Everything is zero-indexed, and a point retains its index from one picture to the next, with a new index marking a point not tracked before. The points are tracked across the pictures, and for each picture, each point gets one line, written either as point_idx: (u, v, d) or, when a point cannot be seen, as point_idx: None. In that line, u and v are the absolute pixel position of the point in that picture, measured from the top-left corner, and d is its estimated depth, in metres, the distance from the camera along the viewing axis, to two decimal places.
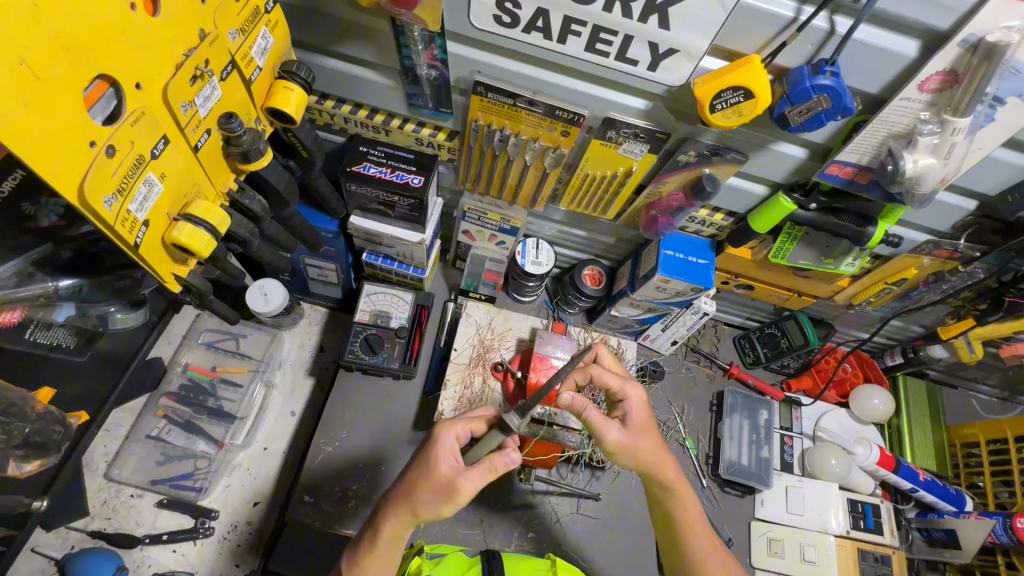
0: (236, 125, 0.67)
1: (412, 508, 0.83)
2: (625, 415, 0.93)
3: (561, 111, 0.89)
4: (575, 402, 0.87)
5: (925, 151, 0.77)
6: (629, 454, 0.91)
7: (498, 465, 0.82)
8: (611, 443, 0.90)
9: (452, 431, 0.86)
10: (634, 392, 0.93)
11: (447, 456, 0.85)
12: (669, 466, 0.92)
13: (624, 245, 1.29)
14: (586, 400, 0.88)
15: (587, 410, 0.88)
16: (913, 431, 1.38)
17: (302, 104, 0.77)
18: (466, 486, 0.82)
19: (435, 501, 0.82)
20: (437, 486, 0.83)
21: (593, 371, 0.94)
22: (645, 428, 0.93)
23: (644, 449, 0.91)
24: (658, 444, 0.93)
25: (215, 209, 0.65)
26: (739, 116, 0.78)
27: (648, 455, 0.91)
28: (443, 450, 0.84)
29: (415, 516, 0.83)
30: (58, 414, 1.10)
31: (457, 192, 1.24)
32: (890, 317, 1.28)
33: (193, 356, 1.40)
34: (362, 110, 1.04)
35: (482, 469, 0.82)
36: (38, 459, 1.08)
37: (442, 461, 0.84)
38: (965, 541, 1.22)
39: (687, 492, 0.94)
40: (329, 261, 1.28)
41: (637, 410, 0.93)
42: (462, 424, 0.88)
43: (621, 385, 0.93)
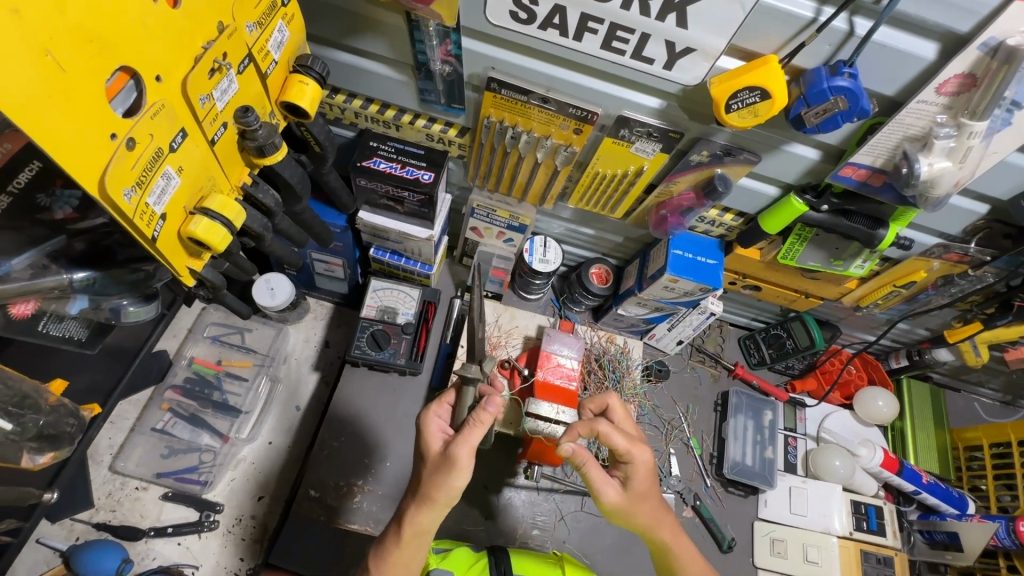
0: (253, 119, 0.67)
1: (427, 492, 0.84)
2: (629, 479, 0.92)
3: (575, 108, 0.89)
4: (578, 455, 0.89)
5: (940, 154, 0.77)
6: (624, 513, 0.93)
7: (484, 416, 0.83)
8: (608, 502, 0.91)
9: (434, 413, 0.92)
10: (642, 458, 0.91)
11: (436, 436, 0.89)
12: (660, 527, 0.94)
13: (632, 243, 1.29)
14: (588, 456, 0.89)
15: (587, 465, 0.90)
16: (916, 433, 1.39)
17: (316, 98, 0.77)
18: (461, 448, 0.83)
19: (442, 478, 0.84)
20: (436, 464, 0.86)
21: (600, 428, 0.90)
22: (648, 493, 0.92)
23: (641, 508, 0.92)
24: (656, 510, 0.93)
25: (231, 203, 0.65)
26: (755, 116, 0.78)
27: (645, 516, 0.93)
28: (427, 431, 0.89)
29: (430, 500, 0.84)
30: (72, 407, 1.10)
31: (466, 188, 1.24)
32: (898, 320, 1.28)
33: (198, 349, 1.40)
34: (373, 105, 1.04)
35: (471, 428, 0.84)
36: (51, 451, 1.08)
37: (430, 440, 0.88)
38: (968, 543, 1.22)
39: (684, 548, 0.94)
40: (336, 257, 1.28)
41: (640, 475, 0.91)
42: (438, 402, 0.94)
43: (627, 448, 0.90)
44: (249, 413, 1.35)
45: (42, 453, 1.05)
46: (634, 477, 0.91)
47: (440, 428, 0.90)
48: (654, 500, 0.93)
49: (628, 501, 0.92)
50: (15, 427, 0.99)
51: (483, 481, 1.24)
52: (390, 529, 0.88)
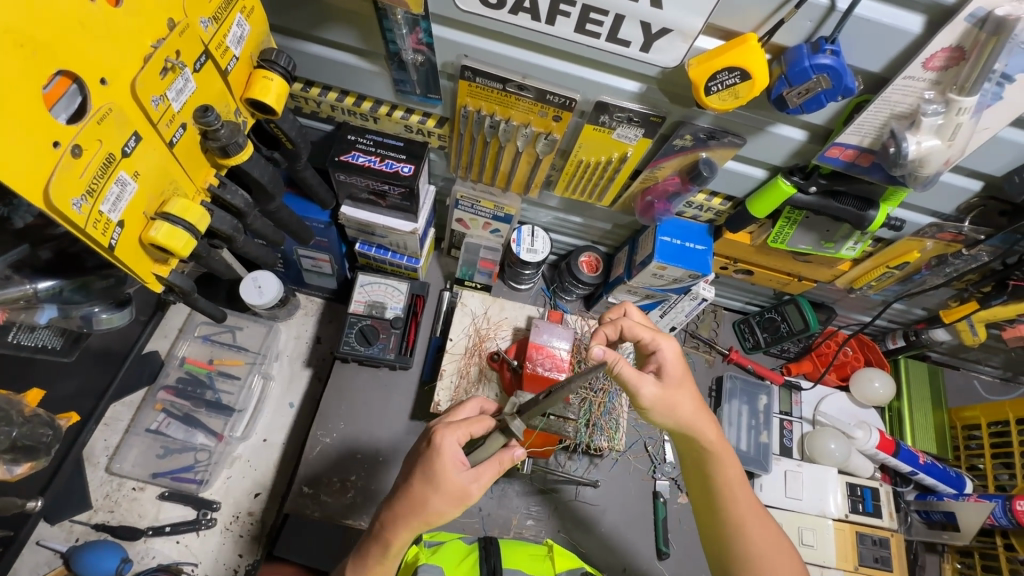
0: (213, 118, 0.65)
1: (426, 518, 0.79)
2: (663, 368, 0.93)
3: (553, 95, 0.86)
4: (607, 356, 0.85)
5: (929, 132, 0.74)
6: (665, 410, 0.90)
7: (505, 460, 0.82)
8: (647, 399, 0.89)
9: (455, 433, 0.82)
10: (668, 345, 0.94)
11: (455, 467, 0.80)
12: (702, 421, 0.91)
13: (621, 230, 1.27)
14: (620, 354, 0.87)
15: (618, 365, 0.86)
16: (914, 414, 1.37)
17: (282, 94, 0.75)
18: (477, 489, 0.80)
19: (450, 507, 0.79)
20: (448, 495, 0.79)
21: (624, 324, 0.96)
22: (682, 381, 0.93)
23: (678, 402, 0.90)
24: (693, 401, 0.91)
25: (194, 207, 0.63)
26: (736, 98, 0.75)
27: (683, 409, 0.90)
28: (449, 458, 0.80)
29: (428, 525, 0.80)
30: (47, 417, 1.10)
31: (450, 179, 1.22)
32: (893, 301, 1.25)
33: (190, 349, 1.40)
34: (349, 97, 1.01)
35: (493, 468, 0.82)
36: (29, 462, 1.08)
37: (450, 469, 0.79)
38: (964, 523, 1.22)
39: (724, 449, 0.92)
40: (322, 252, 1.26)
41: (671, 365, 0.93)
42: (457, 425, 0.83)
43: (653, 337, 0.94)
44: (243, 411, 1.35)
45: (18, 464, 1.05)
46: (665, 365, 0.93)
47: (458, 456, 0.81)
48: (690, 390, 0.92)
49: (666, 391, 0.90)
50: None
51: None
52: (372, 545, 0.83)
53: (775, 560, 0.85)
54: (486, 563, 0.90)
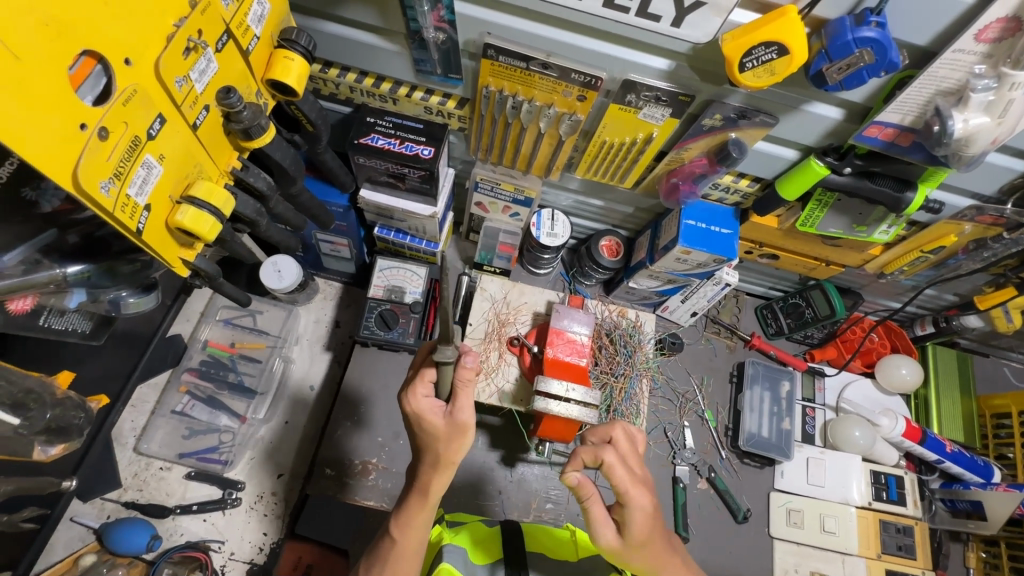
0: (236, 100, 0.64)
1: (447, 458, 0.83)
2: (626, 524, 0.75)
3: (578, 74, 0.84)
4: (583, 488, 0.74)
5: (977, 109, 0.70)
6: (627, 559, 0.77)
7: (466, 374, 0.81)
8: (605, 545, 0.76)
9: (420, 392, 0.84)
10: (640, 500, 0.74)
11: (432, 413, 0.83)
12: (666, 564, 0.78)
13: (643, 214, 1.25)
14: (596, 489, 0.74)
15: (592, 499, 0.75)
16: (941, 401, 1.34)
17: (303, 74, 0.74)
18: (467, 413, 0.82)
19: (456, 445, 0.82)
20: (449, 434, 0.82)
21: (604, 457, 0.74)
22: (648, 543, 0.75)
23: (644, 557, 0.76)
24: (655, 561, 0.77)
25: (218, 190, 0.63)
26: (772, 74, 0.72)
27: (642, 567, 0.77)
28: (424, 412, 0.83)
29: (454, 464, 0.83)
30: (78, 400, 1.14)
31: (469, 162, 1.20)
32: (924, 287, 1.21)
33: (211, 332, 1.42)
34: (368, 78, 1.00)
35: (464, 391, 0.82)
36: (62, 443, 1.12)
37: (431, 418, 0.83)
38: (992, 512, 1.19)
39: None
40: (341, 237, 1.26)
41: (639, 521, 0.74)
42: (420, 379, 0.85)
43: (626, 486, 0.73)
44: (265, 393, 1.38)
45: (52, 445, 1.09)
46: (631, 523, 0.74)
47: (434, 404, 0.84)
48: (658, 545, 0.77)
49: (628, 547, 0.76)
50: (23, 421, 1.04)
51: (496, 457, 1.25)
52: (413, 496, 0.85)
53: None
54: (509, 545, 0.89)
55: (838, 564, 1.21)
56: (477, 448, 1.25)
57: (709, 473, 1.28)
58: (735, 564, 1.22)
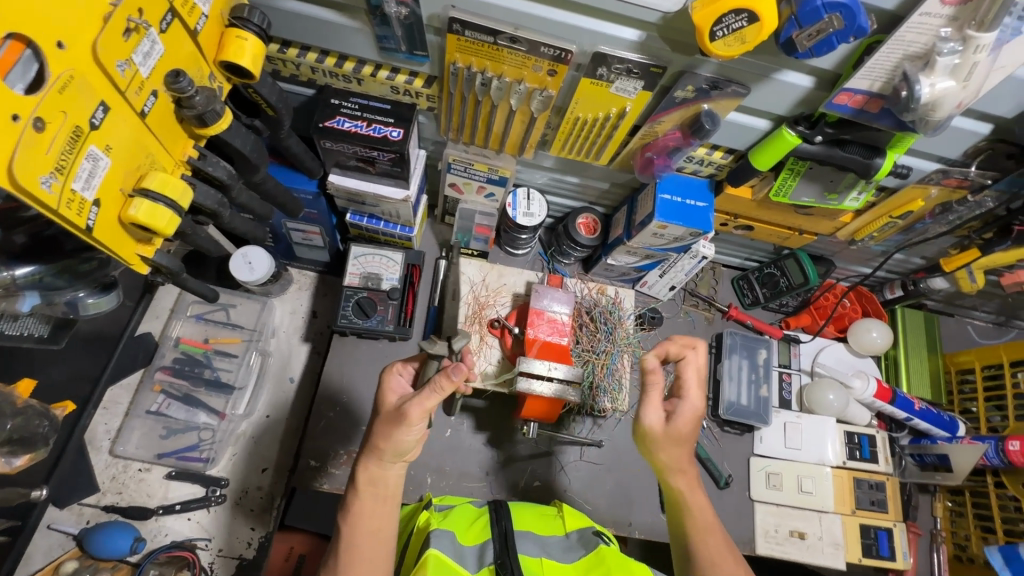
0: (186, 84, 0.60)
1: (376, 443, 0.84)
2: (675, 413, 0.94)
3: (547, 47, 0.81)
4: (650, 371, 0.92)
5: (943, 73, 0.70)
6: (661, 442, 0.94)
7: (443, 383, 0.80)
8: (645, 425, 0.93)
9: (395, 372, 0.93)
10: (693, 402, 0.94)
11: (393, 393, 0.91)
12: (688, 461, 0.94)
13: (618, 189, 1.24)
14: (660, 378, 0.93)
15: (653, 384, 0.93)
16: (910, 361, 1.39)
17: (258, 55, 0.70)
18: (414, 408, 0.81)
19: (386, 430, 0.83)
20: (387, 415, 0.85)
21: (688, 355, 0.96)
22: (685, 437, 0.93)
23: (671, 447, 0.93)
24: (690, 454, 0.94)
25: (174, 181, 0.59)
26: (742, 43, 0.71)
27: (671, 454, 0.94)
28: (388, 388, 0.91)
29: (381, 451, 0.83)
30: (42, 407, 1.14)
31: (440, 142, 1.17)
32: (893, 251, 1.24)
33: (183, 328, 1.38)
34: (329, 57, 0.96)
35: (426, 391, 0.81)
36: (28, 453, 1.12)
37: (388, 396, 0.90)
38: (957, 464, 1.25)
39: (698, 501, 0.93)
40: (312, 224, 1.23)
41: (684, 419, 0.93)
42: (402, 363, 0.96)
43: (691, 386, 0.95)
44: (244, 388, 1.35)
45: (17, 456, 1.10)
46: (680, 416, 0.93)
47: (401, 386, 0.92)
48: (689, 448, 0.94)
49: (668, 432, 0.93)
50: None
51: (482, 440, 1.25)
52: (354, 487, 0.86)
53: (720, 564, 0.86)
54: (497, 525, 0.90)
55: (815, 522, 1.25)
56: (462, 431, 1.25)
57: None
58: None
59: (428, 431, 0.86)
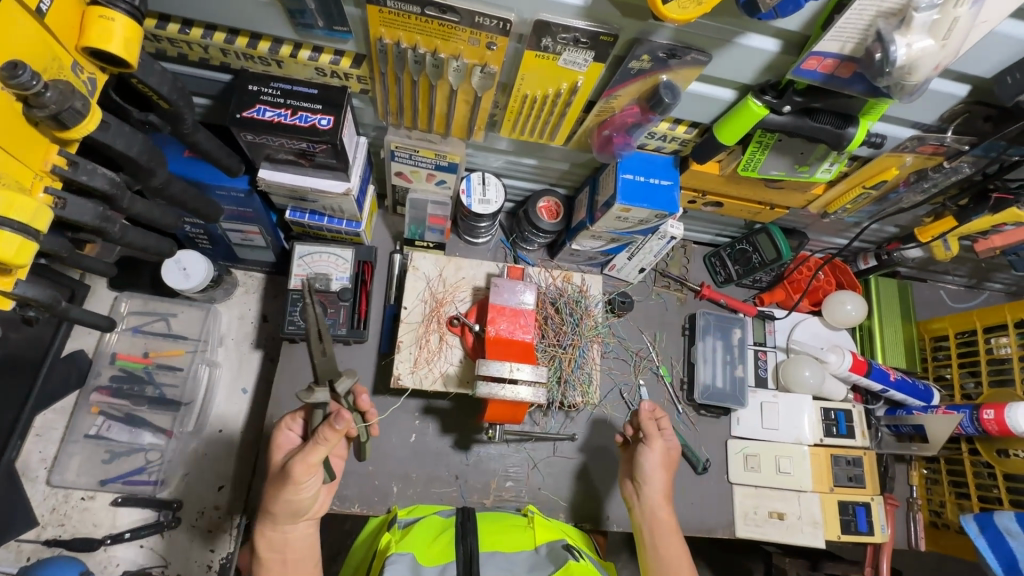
0: (29, 77, 0.49)
1: (266, 506, 0.82)
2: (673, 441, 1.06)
3: (482, 17, 0.72)
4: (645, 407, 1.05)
5: (921, 31, 0.63)
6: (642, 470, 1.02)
7: (329, 434, 0.76)
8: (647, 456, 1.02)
9: (284, 427, 0.88)
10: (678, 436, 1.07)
11: (280, 451, 0.87)
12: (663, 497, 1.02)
13: (580, 170, 1.16)
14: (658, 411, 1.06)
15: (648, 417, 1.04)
16: (884, 331, 1.37)
17: (132, 38, 0.58)
18: (298, 466, 0.77)
19: (274, 493, 0.80)
20: (274, 477, 0.83)
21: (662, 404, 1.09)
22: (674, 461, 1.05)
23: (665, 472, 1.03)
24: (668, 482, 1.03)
25: (20, 200, 0.50)
26: (698, 3, 0.62)
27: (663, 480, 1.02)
28: (275, 445, 0.87)
29: (272, 514, 0.81)
30: None
31: (382, 127, 1.06)
32: (867, 222, 1.19)
33: (120, 343, 1.27)
34: (240, 37, 0.84)
35: (309, 446, 0.77)
36: None
37: (275, 453, 0.87)
38: (933, 434, 1.24)
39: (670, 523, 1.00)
40: (248, 224, 1.12)
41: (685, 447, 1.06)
42: (291, 415, 0.89)
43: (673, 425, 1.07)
44: (192, 403, 1.25)
45: None
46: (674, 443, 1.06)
47: (290, 441, 0.88)
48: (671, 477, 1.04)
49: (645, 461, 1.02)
50: None
51: (449, 443, 1.19)
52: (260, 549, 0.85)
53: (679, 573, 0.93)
54: (462, 543, 0.85)
55: (794, 501, 1.23)
56: (428, 435, 1.18)
57: None
58: (698, 514, 1.23)
59: (323, 485, 0.84)
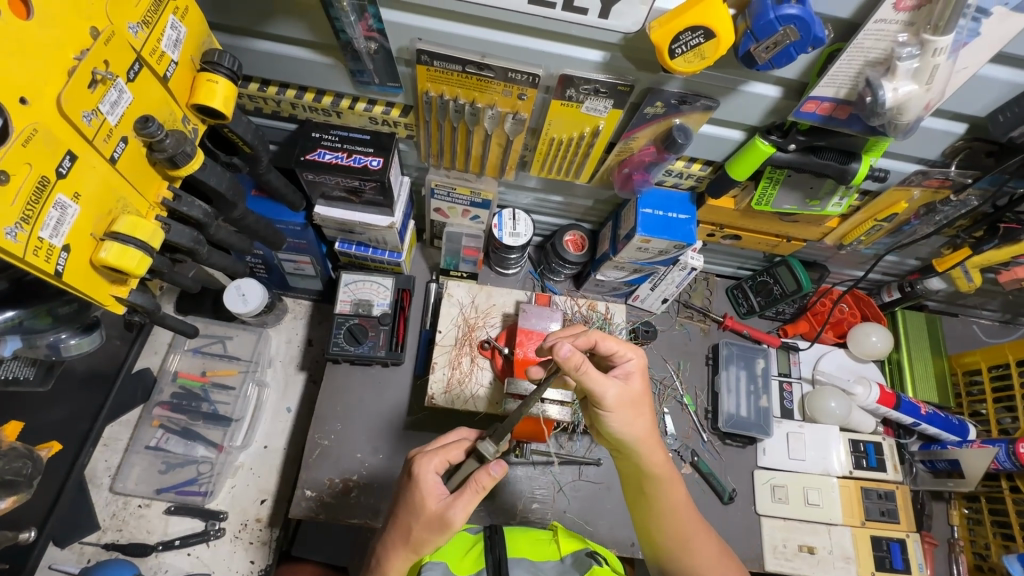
0: (155, 129, 0.64)
1: (414, 546, 0.82)
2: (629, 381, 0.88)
3: (515, 72, 0.83)
4: (570, 359, 0.80)
5: (905, 77, 0.70)
6: (620, 417, 0.85)
7: (484, 482, 0.80)
8: (608, 401, 0.84)
9: (433, 468, 0.85)
10: (636, 358, 0.90)
11: (431, 494, 0.83)
12: (653, 442, 0.89)
13: (603, 206, 1.25)
14: (583, 357, 0.81)
15: (583, 368, 0.81)
16: (914, 365, 1.36)
17: (229, 96, 0.72)
18: (458, 514, 0.80)
19: (432, 538, 0.81)
20: (428, 523, 0.81)
21: (596, 339, 0.88)
22: (642, 395, 0.89)
23: (640, 411, 0.87)
24: (650, 421, 0.88)
25: (143, 224, 0.64)
26: (702, 59, 0.72)
27: (641, 423, 0.87)
28: (426, 487, 0.83)
29: (416, 554, 0.83)
30: (23, 449, 1.11)
31: (423, 168, 1.19)
32: (885, 253, 1.22)
33: (181, 362, 1.40)
34: (308, 93, 0.98)
35: (470, 493, 0.81)
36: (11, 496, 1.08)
37: (428, 497, 0.83)
38: (969, 468, 1.21)
39: (669, 477, 0.91)
40: (302, 254, 1.24)
41: (638, 375, 0.89)
42: (441, 457, 0.86)
43: (623, 349, 0.89)
44: (241, 419, 1.35)
45: None
46: (632, 374, 0.89)
47: (438, 484, 0.84)
48: (649, 402, 0.90)
49: (618, 411, 0.85)
50: None
51: None
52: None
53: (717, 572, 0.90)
54: (491, 554, 0.89)
55: (825, 535, 1.22)
56: None
57: (692, 457, 1.28)
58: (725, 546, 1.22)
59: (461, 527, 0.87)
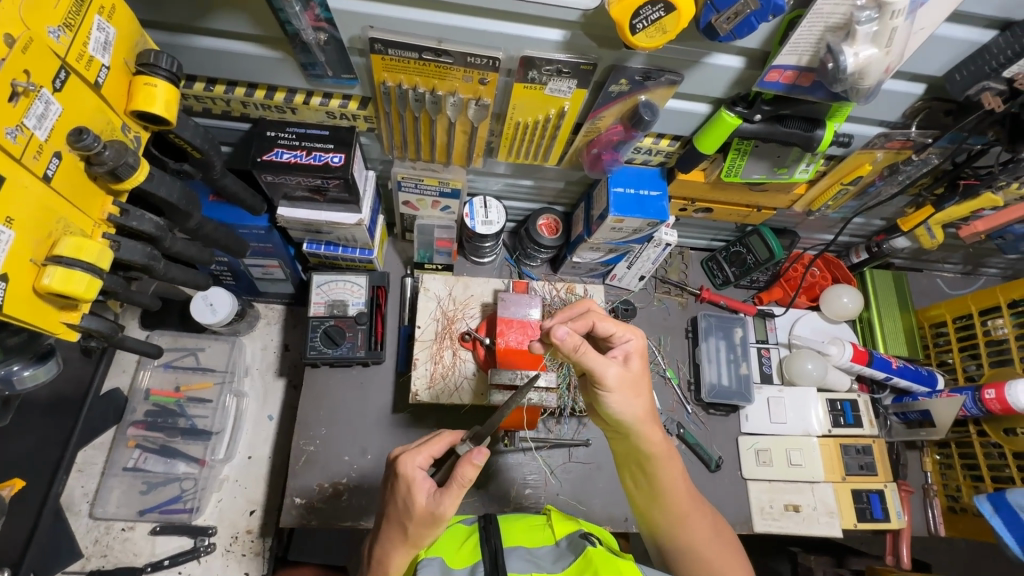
0: (91, 141, 0.59)
1: (413, 542, 0.82)
2: (626, 363, 0.88)
3: (474, 57, 0.80)
4: (567, 341, 0.81)
5: (865, 41, 0.70)
6: (619, 399, 0.85)
7: (467, 473, 0.78)
8: (607, 383, 0.84)
9: (417, 464, 0.84)
10: (636, 339, 0.90)
11: (420, 490, 0.82)
12: (651, 423, 0.89)
13: (575, 187, 1.23)
14: (580, 338, 0.82)
15: (581, 349, 0.82)
16: (884, 322, 1.40)
17: (172, 100, 0.68)
18: (448, 507, 0.79)
19: (429, 532, 0.81)
20: (420, 519, 0.80)
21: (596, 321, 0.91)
22: (642, 376, 0.88)
23: (639, 391, 0.87)
24: (647, 404, 0.88)
25: (88, 245, 0.60)
26: (663, 33, 0.70)
27: (640, 405, 0.87)
28: (412, 484, 0.82)
29: (417, 547, 0.82)
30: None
31: (388, 161, 1.15)
32: (852, 216, 1.25)
33: (153, 379, 1.35)
34: (259, 90, 0.94)
35: (455, 489, 0.79)
36: None
37: (416, 494, 0.81)
38: (939, 418, 1.26)
39: (668, 456, 0.91)
40: (269, 258, 1.20)
41: (639, 357, 0.89)
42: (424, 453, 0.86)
43: (620, 329, 0.90)
44: (221, 432, 1.31)
45: None
46: (631, 356, 0.88)
47: (425, 479, 0.83)
48: (649, 383, 0.90)
49: (617, 393, 0.85)
50: None
51: None
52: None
53: (707, 549, 0.92)
54: (487, 544, 0.88)
55: (808, 493, 1.26)
56: None
57: (678, 430, 1.30)
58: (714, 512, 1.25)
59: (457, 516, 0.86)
